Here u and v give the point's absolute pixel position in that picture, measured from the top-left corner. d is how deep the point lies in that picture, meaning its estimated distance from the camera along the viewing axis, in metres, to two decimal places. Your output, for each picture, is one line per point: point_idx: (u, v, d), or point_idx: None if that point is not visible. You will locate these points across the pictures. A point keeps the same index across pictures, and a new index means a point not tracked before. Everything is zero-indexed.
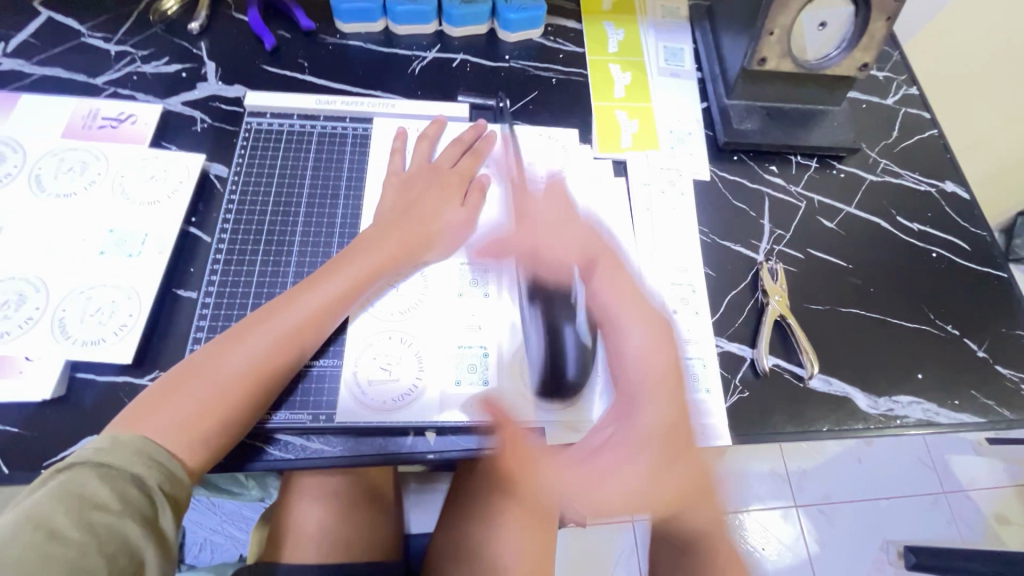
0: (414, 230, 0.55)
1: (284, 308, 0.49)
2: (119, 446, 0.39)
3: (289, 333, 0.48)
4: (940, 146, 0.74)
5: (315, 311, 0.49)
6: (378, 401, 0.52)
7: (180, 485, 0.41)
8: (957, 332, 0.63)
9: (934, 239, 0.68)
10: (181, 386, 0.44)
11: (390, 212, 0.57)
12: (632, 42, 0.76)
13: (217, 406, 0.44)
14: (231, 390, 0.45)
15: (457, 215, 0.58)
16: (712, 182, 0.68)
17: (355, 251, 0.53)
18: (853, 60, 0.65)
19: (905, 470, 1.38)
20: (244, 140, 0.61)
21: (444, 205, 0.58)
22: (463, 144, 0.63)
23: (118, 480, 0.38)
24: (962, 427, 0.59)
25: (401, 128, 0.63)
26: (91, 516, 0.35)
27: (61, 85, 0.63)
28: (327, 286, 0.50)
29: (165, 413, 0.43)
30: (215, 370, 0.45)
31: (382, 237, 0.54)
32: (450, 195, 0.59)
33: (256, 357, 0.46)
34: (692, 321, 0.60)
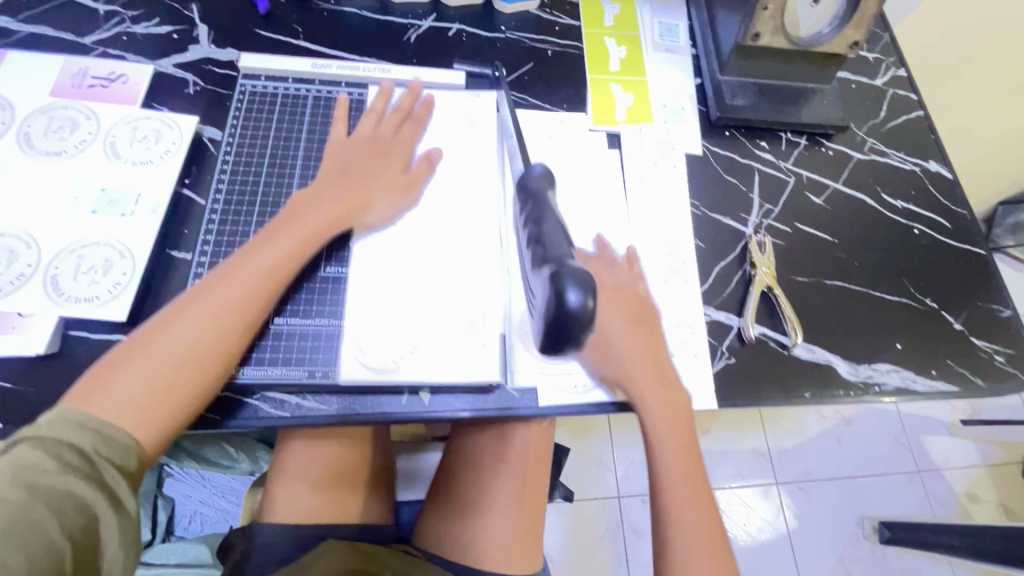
0: (354, 192, 0.54)
1: (230, 275, 0.47)
2: (53, 421, 0.39)
3: (238, 300, 0.47)
4: (925, 127, 0.76)
5: (260, 276, 0.48)
6: (379, 362, 0.51)
7: (127, 450, 0.41)
8: (935, 305, 0.65)
9: (916, 217, 0.70)
10: (127, 362, 0.43)
11: (331, 172, 0.55)
12: (629, 17, 0.76)
13: (163, 382, 0.43)
14: (181, 361, 0.44)
15: (400, 177, 0.57)
16: (704, 157, 0.69)
17: (295, 212, 0.52)
18: (844, 37, 0.66)
19: (882, 450, 1.42)
20: (238, 102, 0.60)
21: (386, 173, 0.57)
22: (400, 108, 0.61)
23: (52, 447, 0.38)
24: (937, 395, 0.61)
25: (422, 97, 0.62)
26: (31, 479, 0.36)
27: (49, 44, 0.62)
28: (269, 250, 0.49)
29: (111, 390, 0.42)
30: (157, 344, 0.44)
31: (323, 198, 0.53)
32: (394, 160, 0.58)
33: (206, 327, 0.45)
34: (683, 290, 0.61)
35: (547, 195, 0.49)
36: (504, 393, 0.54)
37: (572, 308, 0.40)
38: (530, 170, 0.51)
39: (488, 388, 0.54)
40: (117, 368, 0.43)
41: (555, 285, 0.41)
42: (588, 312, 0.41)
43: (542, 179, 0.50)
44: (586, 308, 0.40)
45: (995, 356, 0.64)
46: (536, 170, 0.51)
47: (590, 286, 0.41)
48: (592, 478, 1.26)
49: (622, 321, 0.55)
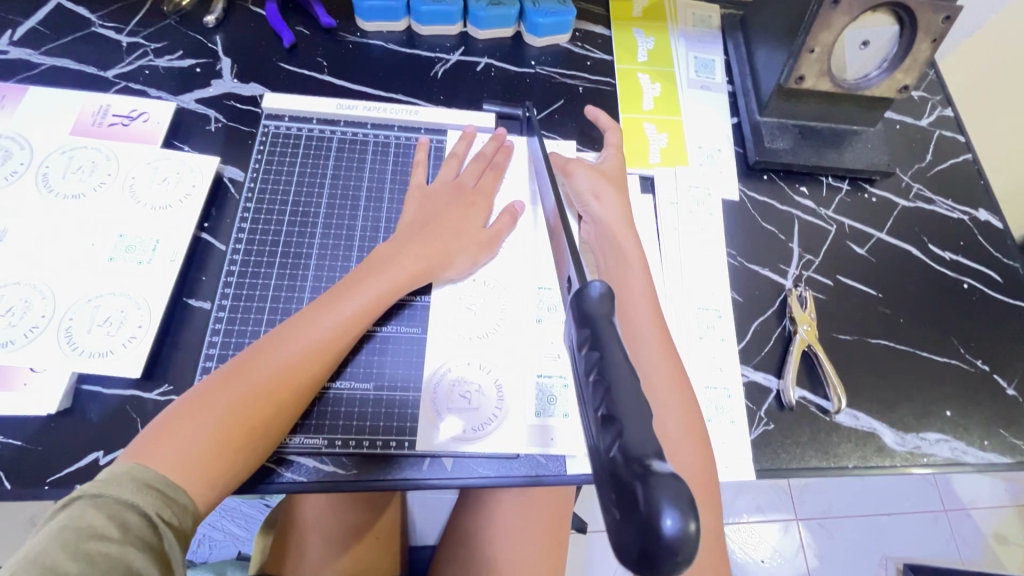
0: (437, 249, 0.52)
1: (303, 328, 0.46)
2: (118, 476, 0.37)
3: (309, 356, 0.45)
4: (974, 172, 0.72)
5: (334, 333, 0.46)
6: (456, 428, 0.50)
7: (185, 513, 0.39)
8: (986, 367, 0.62)
9: (965, 270, 0.66)
10: (193, 412, 0.41)
11: (412, 224, 0.53)
12: (663, 51, 0.73)
13: (227, 433, 0.41)
14: (247, 413, 0.42)
15: (483, 235, 0.55)
16: (741, 203, 0.66)
17: (374, 265, 0.50)
18: (893, 81, 0.62)
19: (907, 487, 1.37)
20: (260, 144, 0.58)
21: (468, 226, 0.55)
22: (485, 158, 0.59)
23: (114, 508, 0.36)
24: (989, 467, 0.58)
25: (471, 129, 0.61)
26: (90, 547, 0.34)
27: (70, 77, 0.61)
28: (346, 304, 0.47)
29: (174, 441, 0.40)
30: (226, 393, 0.42)
31: (402, 252, 0.51)
32: (475, 214, 0.56)
33: (276, 380, 0.44)
34: (718, 348, 0.58)
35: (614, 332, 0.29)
36: (532, 459, 0.51)
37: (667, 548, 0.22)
38: (582, 291, 0.30)
39: (515, 455, 0.50)
40: (182, 418, 0.41)
41: (635, 499, 0.23)
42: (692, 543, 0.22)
43: (608, 304, 0.30)
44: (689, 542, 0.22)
45: None
46: (595, 292, 0.30)
47: (692, 499, 0.23)
48: None
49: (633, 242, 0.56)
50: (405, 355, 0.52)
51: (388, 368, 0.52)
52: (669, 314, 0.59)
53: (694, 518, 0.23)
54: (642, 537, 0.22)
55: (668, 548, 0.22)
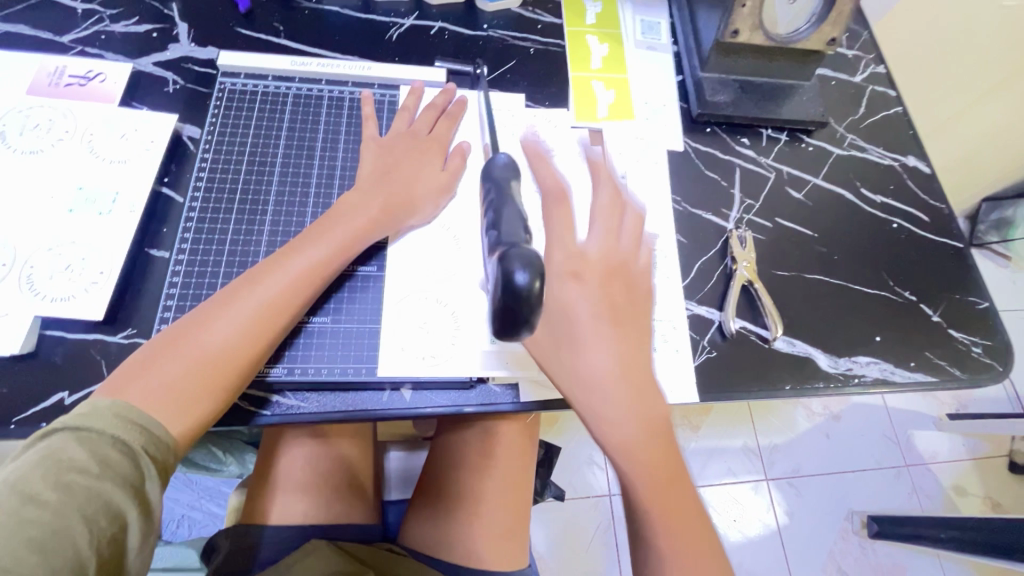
0: (397, 194, 0.55)
1: (273, 272, 0.48)
2: (103, 411, 0.39)
3: (279, 298, 0.47)
4: (904, 123, 0.77)
5: (304, 276, 0.48)
6: (415, 358, 0.53)
7: (167, 448, 0.40)
8: (914, 298, 0.66)
9: (895, 211, 0.71)
10: (169, 351, 0.43)
11: (372, 174, 0.56)
12: (610, 14, 0.76)
13: (202, 369, 0.43)
14: (224, 351, 0.44)
15: (437, 179, 0.58)
16: (686, 153, 0.69)
17: (339, 213, 0.52)
18: (821, 34, 0.66)
19: (870, 444, 1.43)
20: (217, 100, 0.60)
21: (424, 172, 0.57)
22: (436, 108, 0.62)
23: (97, 443, 0.37)
24: (915, 385, 0.62)
25: (418, 84, 0.63)
26: (70, 479, 0.35)
27: (25, 42, 0.62)
28: (314, 248, 0.49)
29: (154, 377, 0.42)
30: (200, 334, 0.44)
31: (366, 201, 0.53)
32: (430, 159, 0.58)
33: (250, 320, 0.46)
34: (664, 286, 0.61)
35: (510, 184, 0.47)
36: (485, 389, 0.54)
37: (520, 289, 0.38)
38: (492, 161, 0.49)
39: (470, 386, 0.54)
40: (159, 358, 0.43)
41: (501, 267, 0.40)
42: (537, 294, 0.39)
43: (507, 170, 0.48)
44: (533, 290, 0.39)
45: (973, 348, 0.65)
46: (501, 162, 0.49)
47: (537, 268, 0.39)
48: (583, 476, 1.27)
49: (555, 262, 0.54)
50: (363, 292, 0.55)
51: (346, 305, 0.54)
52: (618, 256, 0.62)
53: (539, 282, 0.39)
54: (505, 287, 0.39)
55: (519, 290, 0.39)
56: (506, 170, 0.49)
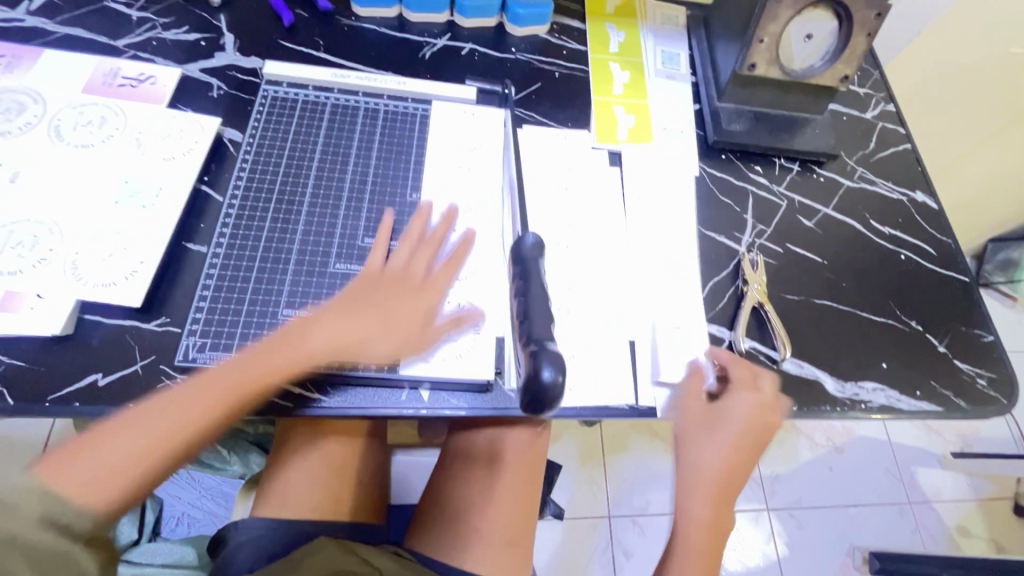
0: (364, 332, 0.53)
1: (202, 387, 0.48)
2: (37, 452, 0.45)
3: (204, 409, 0.48)
4: (913, 160, 0.79)
5: (235, 394, 0.48)
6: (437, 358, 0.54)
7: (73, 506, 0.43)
8: (920, 328, 0.68)
9: (903, 243, 0.73)
10: (105, 439, 0.46)
11: (338, 307, 0.53)
12: (632, 44, 0.80)
13: (122, 468, 0.46)
14: (139, 453, 0.46)
15: (412, 332, 0.54)
16: (701, 178, 0.72)
17: (279, 339, 0.51)
18: (835, 71, 0.70)
19: (873, 478, 1.42)
20: (260, 106, 0.63)
21: (404, 313, 0.54)
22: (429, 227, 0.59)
23: None
24: (921, 414, 0.63)
25: (427, 205, 0.60)
26: None
27: (83, 45, 0.65)
28: (254, 366, 0.49)
29: (73, 467, 0.45)
30: (128, 431, 0.46)
31: (322, 329, 0.52)
32: (415, 301, 0.55)
33: (173, 422, 0.47)
34: (682, 302, 0.63)
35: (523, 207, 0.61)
36: (501, 392, 0.55)
37: (545, 385, 0.45)
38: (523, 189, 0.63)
39: (486, 389, 0.55)
40: (86, 448, 0.46)
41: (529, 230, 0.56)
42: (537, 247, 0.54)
43: (535, 249, 0.53)
44: (556, 383, 0.45)
45: (977, 380, 0.66)
46: (528, 240, 0.53)
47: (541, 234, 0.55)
48: (585, 498, 1.25)
49: (748, 414, 0.59)
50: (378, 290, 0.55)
51: None
52: (634, 272, 0.64)
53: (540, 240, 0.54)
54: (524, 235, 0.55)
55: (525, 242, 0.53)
56: (534, 249, 0.53)
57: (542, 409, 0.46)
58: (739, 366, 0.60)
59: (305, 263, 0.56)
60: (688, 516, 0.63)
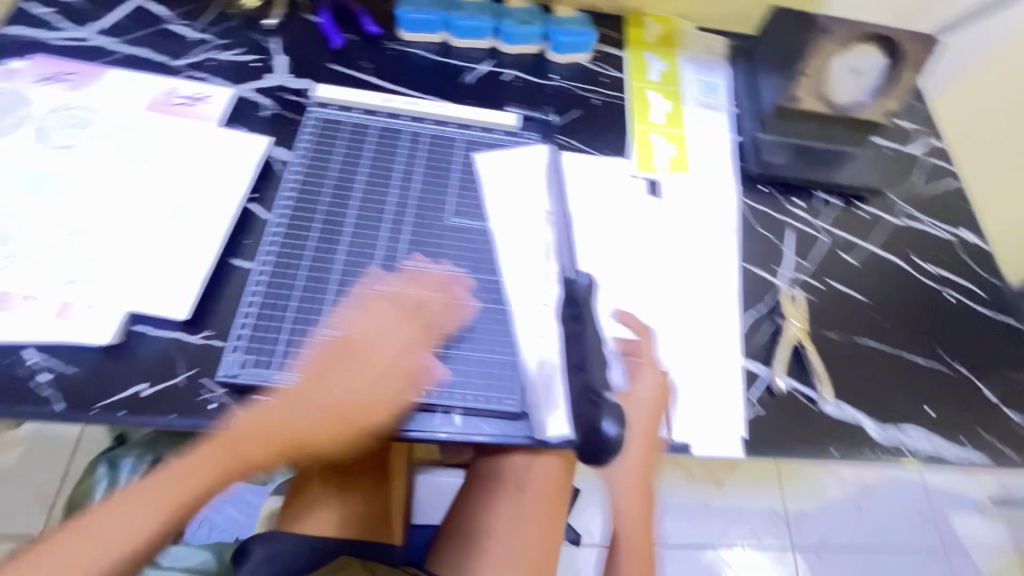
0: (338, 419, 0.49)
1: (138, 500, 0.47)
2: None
3: (174, 500, 0.47)
4: (960, 197, 0.77)
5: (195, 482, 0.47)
6: (474, 385, 0.54)
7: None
8: (967, 373, 0.65)
9: (949, 283, 0.71)
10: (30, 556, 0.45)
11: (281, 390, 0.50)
12: (673, 73, 0.80)
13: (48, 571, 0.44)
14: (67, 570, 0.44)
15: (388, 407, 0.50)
16: (741, 209, 0.71)
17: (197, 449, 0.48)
18: (881, 105, 0.70)
19: (905, 521, 1.36)
20: (309, 127, 0.65)
21: (347, 382, 0.50)
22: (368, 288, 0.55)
23: None
24: (969, 464, 0.61)
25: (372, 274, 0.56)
26: None
27: (144, 64, 0.68)
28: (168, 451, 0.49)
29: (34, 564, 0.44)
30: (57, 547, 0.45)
31: (265, 421, 0.48)
32: (359, 371, 0.50)
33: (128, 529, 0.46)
34: (721, 336, 0.62)
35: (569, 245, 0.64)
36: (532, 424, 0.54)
37: (608, 437, 0.54)
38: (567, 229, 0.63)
39: (519, 417, 0.54)
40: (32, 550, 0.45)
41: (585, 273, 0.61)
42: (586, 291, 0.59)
43: (587, 291, 0.59)
44: (617, 436, 0.54)
45: None
46: (582, 283, 0.59)
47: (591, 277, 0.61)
48: (603, 525, 1.23)
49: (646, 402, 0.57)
50: (417, 315, 0.56)
51: None
52: (671, 303, 0.63)
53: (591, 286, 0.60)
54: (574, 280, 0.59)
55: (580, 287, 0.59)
56: (586, 292, 0.59)
57: (600, 456, 0.55)
58: (643, 350, 0.60)
59: (346, 283, 0.56)
60: (621, 509, 0.63)
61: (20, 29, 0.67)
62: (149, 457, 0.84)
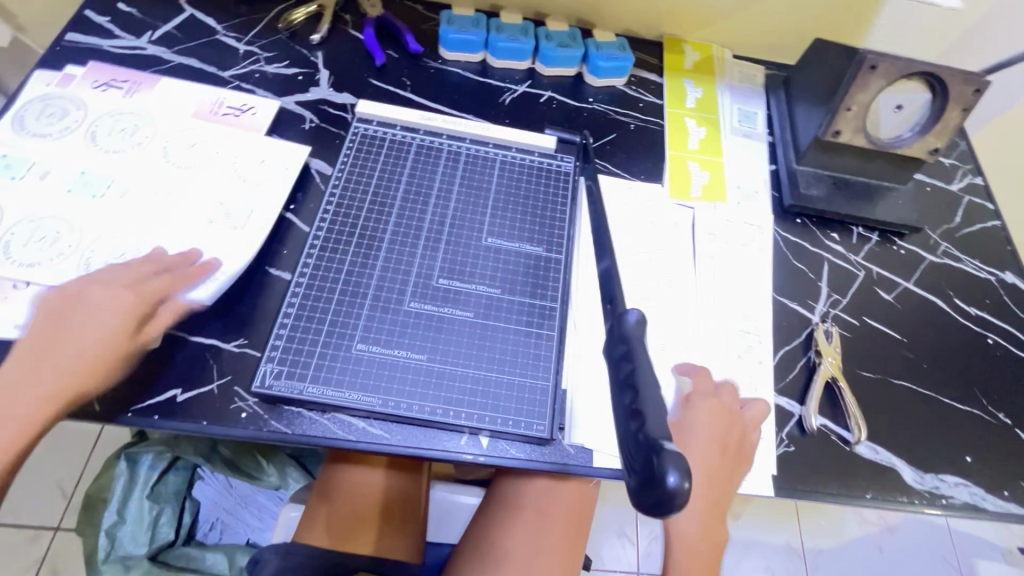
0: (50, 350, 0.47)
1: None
2: None
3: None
4: (1002, 238, 0.76)
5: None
6: (502, 406, 0.53)
7: None
8: (1008, 422, 0.63)
9: (990, 326, 0.69)
10: None
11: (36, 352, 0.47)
12: (709, 100, 0.80)
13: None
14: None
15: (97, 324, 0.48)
16: (775, 241, 0.70)
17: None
18: (925, 143, 0.68)
19: (928, 566, 1.31)
20: (350, 141, 0.66)
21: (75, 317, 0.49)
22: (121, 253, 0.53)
23: None
24: (1009, 517, 0.58)
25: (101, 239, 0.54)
26: None
27: (193, 73, 0.70)
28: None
29: None
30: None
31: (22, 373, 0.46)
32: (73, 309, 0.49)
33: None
34: (754, 370, 0.61)
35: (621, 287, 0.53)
36: (560, 447, 0.54)
37: (670, 492, 0.38)
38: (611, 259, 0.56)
39: (546, 442, 0.54)
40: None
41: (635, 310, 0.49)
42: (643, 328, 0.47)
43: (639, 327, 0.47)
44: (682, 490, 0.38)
45: None
46: (632, 318, 0.47)
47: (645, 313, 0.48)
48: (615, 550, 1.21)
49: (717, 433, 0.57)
50: (448, 333, 0.56)
51: (441, 344, 0.55)
52: (702, 333, 0.62)
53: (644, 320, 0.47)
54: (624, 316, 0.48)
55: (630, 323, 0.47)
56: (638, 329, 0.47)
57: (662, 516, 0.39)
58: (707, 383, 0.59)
59: (381, 298, 0.57)
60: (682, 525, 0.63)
61: (78, 36, 0.70)
62: (167, 455, 0.86)
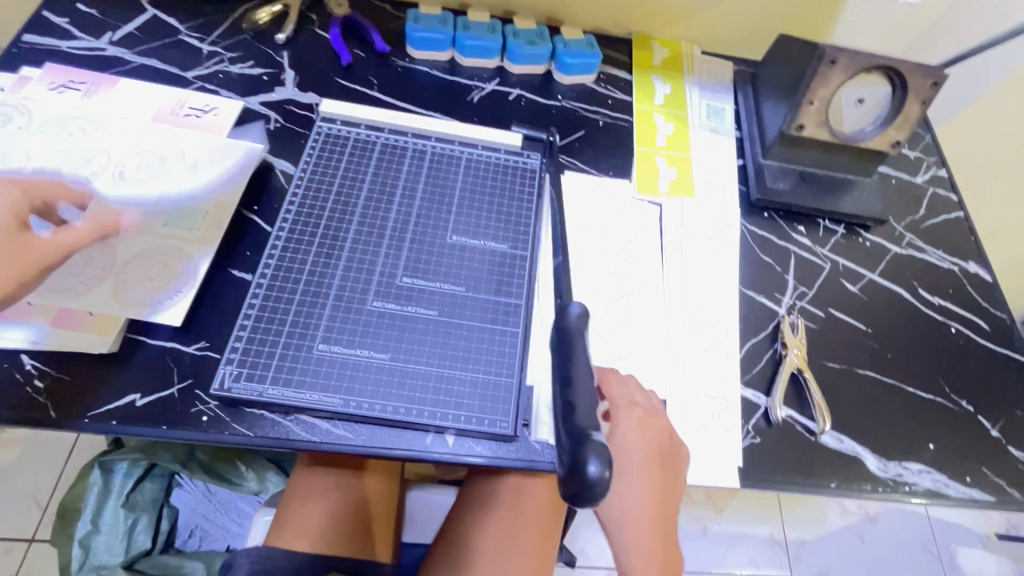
0: None
1: None
2: None
3: None
4: (965, 229, 0.77)
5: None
6: (466, 403, 0.53)
7: None
8: (971, 409, 0.64)
9: (953, 315, 0.70)
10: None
11: None
12: (678, 96, 0.81)
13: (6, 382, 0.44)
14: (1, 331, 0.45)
15: None
16: (742, 234, 0.71)
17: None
18: (886, 136, 0.69)
19: (908, 554, 1.33)
20: (314, 141, 0.66)
21: None
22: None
23: None
24: (971, 502, 0.59)
25: None
26: None
27: (155, 74, 0.70)
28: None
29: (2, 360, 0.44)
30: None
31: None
32: None
33: None
34: (721, 362, 0.62)
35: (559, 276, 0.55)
36: (528, 444, 0.54)
37: (590, 481, 0.39)
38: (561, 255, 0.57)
39: (512, 439, 0.54)
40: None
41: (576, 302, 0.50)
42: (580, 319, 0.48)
43: (580, 320, 0.47)
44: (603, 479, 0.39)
45: None
46: (574, 311, 0.48)
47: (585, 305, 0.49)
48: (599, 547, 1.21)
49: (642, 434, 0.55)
50: (412, 332, 0.55)
51: (405, 343, 0.55)
52: (669, 327, 0.63)
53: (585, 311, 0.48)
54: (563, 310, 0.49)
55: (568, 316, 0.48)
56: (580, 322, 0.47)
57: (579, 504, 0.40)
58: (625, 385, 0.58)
59: (344, 298, 0.56)
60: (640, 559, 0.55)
61: (35, 38, 0.69)
62: (143, 463, 0.84)
